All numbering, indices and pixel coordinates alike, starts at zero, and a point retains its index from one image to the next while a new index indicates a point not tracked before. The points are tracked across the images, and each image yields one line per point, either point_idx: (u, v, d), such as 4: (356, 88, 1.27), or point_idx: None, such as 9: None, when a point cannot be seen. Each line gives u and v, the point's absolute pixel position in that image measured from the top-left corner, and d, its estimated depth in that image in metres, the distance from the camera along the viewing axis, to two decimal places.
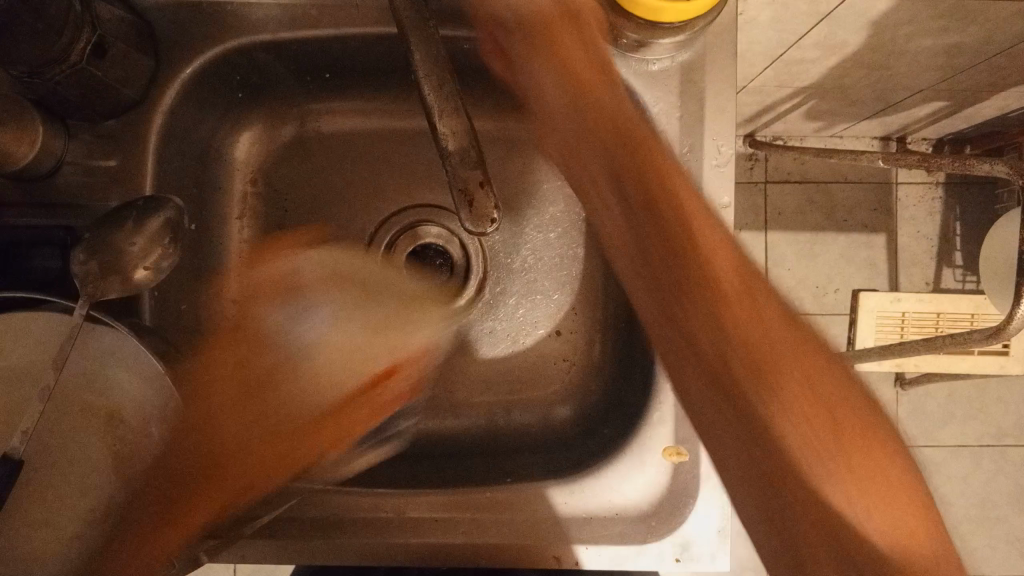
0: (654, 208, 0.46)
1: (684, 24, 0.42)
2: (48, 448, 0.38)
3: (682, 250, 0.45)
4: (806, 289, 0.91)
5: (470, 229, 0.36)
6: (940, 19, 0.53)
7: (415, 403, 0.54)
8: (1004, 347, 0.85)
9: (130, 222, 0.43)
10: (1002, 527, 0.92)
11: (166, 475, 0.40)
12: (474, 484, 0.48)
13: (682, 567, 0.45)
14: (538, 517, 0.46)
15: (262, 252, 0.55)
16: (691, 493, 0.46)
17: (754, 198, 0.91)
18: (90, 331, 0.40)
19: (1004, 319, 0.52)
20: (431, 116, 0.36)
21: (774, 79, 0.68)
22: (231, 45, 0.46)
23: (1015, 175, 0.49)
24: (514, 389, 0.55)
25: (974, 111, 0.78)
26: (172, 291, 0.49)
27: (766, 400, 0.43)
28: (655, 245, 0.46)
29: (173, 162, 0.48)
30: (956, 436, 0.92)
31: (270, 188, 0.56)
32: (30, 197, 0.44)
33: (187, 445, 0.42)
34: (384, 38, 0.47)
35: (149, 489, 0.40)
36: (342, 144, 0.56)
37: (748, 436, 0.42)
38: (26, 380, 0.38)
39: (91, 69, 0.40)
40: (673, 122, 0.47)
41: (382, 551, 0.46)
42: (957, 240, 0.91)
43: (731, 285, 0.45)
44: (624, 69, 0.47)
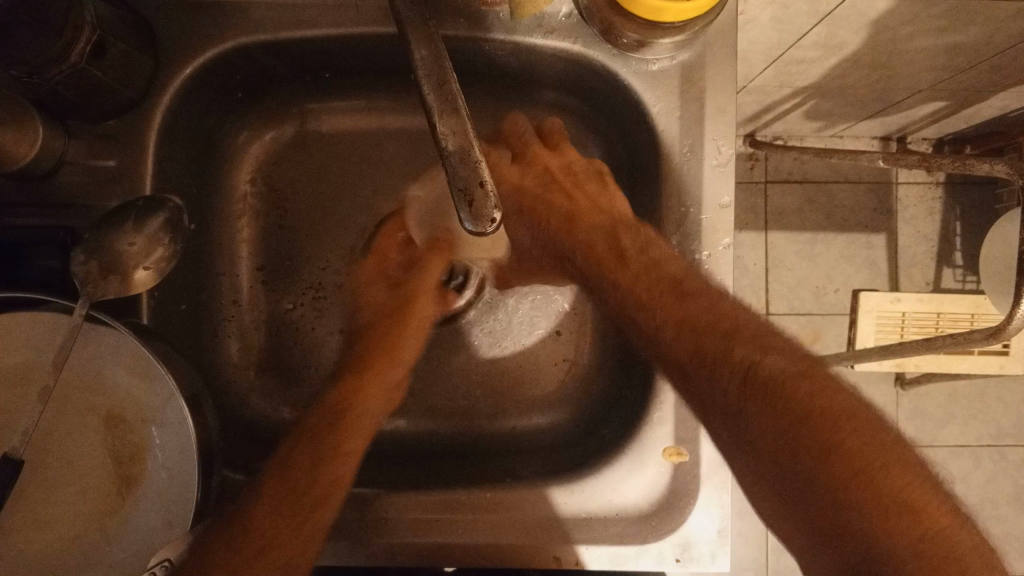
0: (694, 344, 0.41)
1: (685, 23, 0.41)
2: (49, 449, 0.39)
3: (738, 388, 0.38)
4: (806, 289, 0.91)
5: (472, 229, 0.35)
6: (940, 18, 0.53)
7: (416, 403, 0.56)
8: (1004, 347, 0.85)
9: (129, 223, 0.43)
10: (1002, 527, 0.92)
11: (296, 482, 0.42)
12: (475, 484, 0.48)
13: (682, 568, 0.45)
14: (536, 520, 0.46)
15: (262, 253, 0.56)
16: (690, 495, 0.46)
17: (754, 198, 0.91)
18: (89, 332, 0.40)
19: (1004, 319, 0.52)
20: (431, 116, 0.36)
21: (774, 79, 0.68)
22: (231, 45, 0.46)
23: (1015, 175, 0.49)
24: (513, 386, 0.56)
25: (975, 111, 0.78)
26: (172, 292, 0.49)
27: (748, 422, 0.37)
28: (699, 374, 0.40)
29: (171, 162, 0.47)
30: (956, 436, 0.92)
31: (270, 188, 0.56)
32: (32, 197, 0.44)
33: (328, 438, 0.44)
34: (384, 37, 0.47)
35: (277, 517, 0.41)
36: (340, 143, 0.56)
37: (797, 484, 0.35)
38: (23, 380, 0.39)
39: (90, 69, 0.40)
40: (673, 122, 0.46)
41: (382, 553, 0.46)
42: (957, 240, 0.91)
43: (772, 421, 0.36)
44: (624, 68, 0.47)
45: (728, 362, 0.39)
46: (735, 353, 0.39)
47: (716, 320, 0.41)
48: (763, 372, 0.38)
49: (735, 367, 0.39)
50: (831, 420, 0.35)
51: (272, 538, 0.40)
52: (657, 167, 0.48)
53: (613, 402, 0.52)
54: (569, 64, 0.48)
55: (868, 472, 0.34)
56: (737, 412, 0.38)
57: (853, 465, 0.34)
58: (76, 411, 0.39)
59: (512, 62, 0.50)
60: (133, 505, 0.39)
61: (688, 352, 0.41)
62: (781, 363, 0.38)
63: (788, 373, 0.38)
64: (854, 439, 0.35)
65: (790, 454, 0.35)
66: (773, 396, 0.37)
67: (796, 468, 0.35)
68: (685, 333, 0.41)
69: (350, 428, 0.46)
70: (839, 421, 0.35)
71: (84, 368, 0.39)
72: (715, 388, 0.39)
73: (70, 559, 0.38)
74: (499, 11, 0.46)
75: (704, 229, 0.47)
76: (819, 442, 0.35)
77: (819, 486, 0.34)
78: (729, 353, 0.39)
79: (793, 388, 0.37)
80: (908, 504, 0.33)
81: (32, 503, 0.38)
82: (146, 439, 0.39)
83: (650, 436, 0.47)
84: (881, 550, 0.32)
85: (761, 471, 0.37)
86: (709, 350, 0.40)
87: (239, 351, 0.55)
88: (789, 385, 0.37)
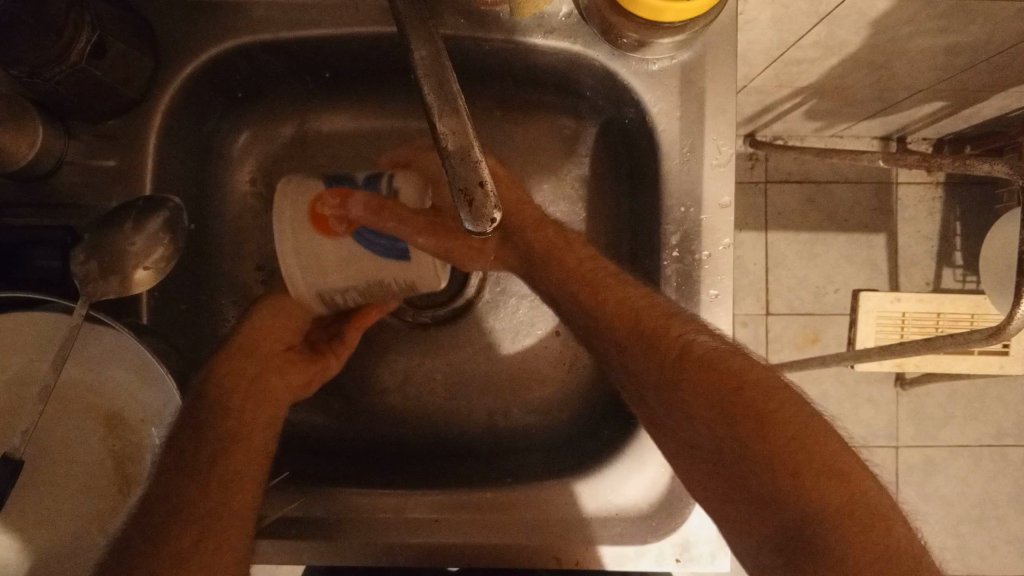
0: (633, 327, 0.43)
1: (685, 23, 0.41)
2: (49, 449, 0.39)
3: (672, 365, 0.41)
4: (806, 289, 0.91)
5: (471, 229, 0.35)
6: (940, 18, 0.53)
7: (415, 404, 0.56)
8: (1004, 347, 0.85)
9: (130, 222, 0.43)
10: (1003, 527, 0.92)
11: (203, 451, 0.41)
12: (472, 484, 0.48)
13: (682, 568, 0.45)
14: (535, 521, 0.46)
15: (261, 253, 0.56)
16: (688, 495, 0.46)
17: (754, 198, 0.91)
18: (90, 332, 0.40)
19: (1004, 319, 0.52)
20: (431, 116, 0.36)
21: (774, 79, 0.68)
22: (230, 45, 0.46)
23: (1015, 175, 0.49)
24: (513, 387, 0.56)
25: (975, 111, 0.78)
26: (173, 291, 0.49)
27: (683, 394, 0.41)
28: (636, 352, 0.43)
29: (171, 162, 0.47)
30: (957, 436, 0.92)
31: (270, 188, 0.56)
32: (33, 197, 0.44)
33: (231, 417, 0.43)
34: (384, 37, 0.47)
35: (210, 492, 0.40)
36: (340, 143, 0.56)
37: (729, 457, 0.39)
38: (24, 380, 0.38)
39: (90, 68, 0.40)
40: (673, 122, 0.46)
41: (381, 553, 0.46)
42: (957, 240, 0.91)
43: (706, 394, 0.40)
44: (624, 68, 0.47)
45: (662, 345, 0.42)
46: (668, 335, 0.42)
47: (653, 306, 0.43)
48: (695, 352, 0.41)
49: (671, 347, 0.41)
50: (758, 396, 0.39)
51: (212, 511, 0.39)
52: (657, 167, 0.48)
53: (614, 402, 0.53)
54: (569, 64, 0.48)
55: (790, 436, 0.38)
56: (673, 392, 0.41)
57: (780, 433, 0.38)
58: (76, 411, 0.39)
59: (512, 62, 0.50)
60: (134, 504, 0.39)
61: (627, 331, 0.43)
62: (713, 344, 0.42)
63: (718, 352, 0.41)
64: (779, 411, 0.39)
65: (724, 424, 0.39)
66: (705, 376, 0.40)
67: (725, 441, 0.39)
68: (625, 310, 0.43)
69: (249, 403, 0.44)
70: (767, 395, 0.39)
71: (85, 368, 0.40)
72: (650, 363, 0.42)
73: (70, 559, 0.38)
74: (498, 11, 0.46)
75: (704, 229, 0.47)
76: (749, 417, 0.39)
77: (746, 454, 0.38)
78: (665, 333, 0.42)
79: (721, 368, 0.41)
80: (833, 465, 0.37)
81: (31, 503, 0.38)
82: (147, 439, 0.39)
83: (650, 436, 0.47)
84: (809, 511, 0.36)
85: (693, 440, 0.41)
86: (645, 330, 0.42)
87: None
88: (719, 365, 0.41)
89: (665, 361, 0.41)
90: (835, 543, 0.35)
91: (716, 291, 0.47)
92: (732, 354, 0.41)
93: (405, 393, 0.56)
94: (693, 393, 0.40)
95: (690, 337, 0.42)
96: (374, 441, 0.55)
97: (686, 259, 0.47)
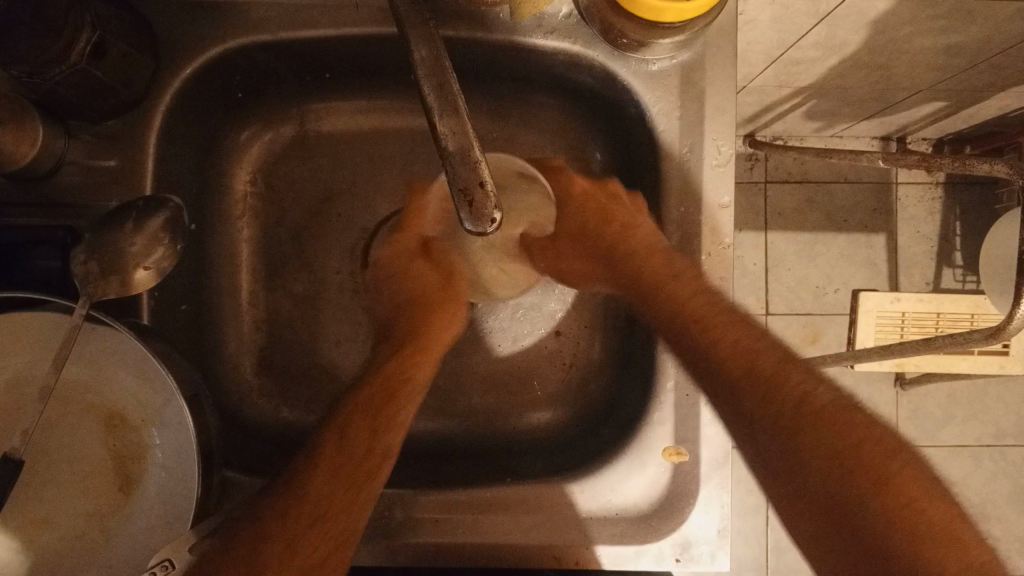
0: (745, 371, 0.40)
1: (685, 23, 0.41)
2: (49, 449, 0.39)
3: (791, 412, 0.38)
4: (806, 289, 0.91)
5: (472, 229, 0.35)
6: (940, 19, 0.53)
7: (416, 403, 0.56)
8: (1004, 347, 0.85)
9: (130, 223, 0.43)
10: (1002, 527, 0.92)
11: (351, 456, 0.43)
12: (475, 483, 0.48)
13: (682, 567, 0.45)
14: (537, 521, 0.46)
15: (261, 252, 0.56)
16: (687, 494, 0.46)
17: (754, 198, 0.91)
18: (89, 332, 0.40)
19: (1004, 319, 0.52)
20: (432, 116, 0.36)
21: (774, 79, 0.68)
22: (231, 46, 0.46)
23: (1015, 176, 0.49)
24: (512, 387, 0.56)
25: (975, 111, 0.78)
26: (173, 291, 0.49)
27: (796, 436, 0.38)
28: (749, 401, 0.39)
29: (171, 162, 0.47)
30: (956, 436, 0.92)
31: (270, 188, 0.56)
32: (32, 197, 0.44)
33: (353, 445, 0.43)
34: (386, 37, 0.47)
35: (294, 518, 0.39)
36: (341, 143, 0.56)
37: (835, 510, 0.36)
38: (23, 380, 0.39)
39: (90, 69, 0.40)
40: (673, 123, 0.46)
41: (384, 554, 0.46)
42: (957, 240, 0.91)
43: (816, 442, 0.37)
44: (624, 69, 0.47)
45: (782, 395, 0.39)
46: (788, 382, 0.39)
47: (770, 351, 0.41)
48: (815, 404, 0.38)
49: (790, 395, 0.39)
50: (869, 453, 0.36)
51: (330, 508, 0.41)
52: (657, 167, 0.48)
53: (614, 401, 0.53)
54: (570, 64, 0.48)
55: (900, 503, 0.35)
56: (780, 431, 0.38)
57: (894, 495, 0.35)
58: (77, 411, 0.39)
59: (513, 62, 0.50)
60: (134, 504, 0.39)
61: (746, 376, 0.40)
62: (830, 396, 0.39)
63: (831, 404, 0.39)
64: (890, 475, 0.36)
65: (835, 476, 0.36)
66: (818, 425, 0.38)
67: (836, 493, 0.36)
68: (724, 333, 0.42)
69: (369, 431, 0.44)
70: (879, 457, 0.36)
71: (85, 368, 0.40)
72: (748, 393, 0.40)
73: (71, 558, 0.38)
74: (499, 11, 0.46)
75: (704, 229, 0.47)
76: (861, 471, 0.36)
77: (857, 510, 0.35)
78: (781, 380, 0.39)
79: (840, 424, 0.38)
80: (949, 533, 0.34)
81: (31, 503, 0.38)
82: (147, 440, 0.39)
83: (650, 435, 0.47)
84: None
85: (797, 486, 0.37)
86: (763, 378, 0.40)
87: (237, 351, 0.55)
88: (835, 418, 0.38)
89: (783, 408, 0.38)
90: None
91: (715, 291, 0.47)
92: (846, 408, 0.38)
93: None
94: (800, 441, 0.37)
95: (800, 382, 0.40)
96: None
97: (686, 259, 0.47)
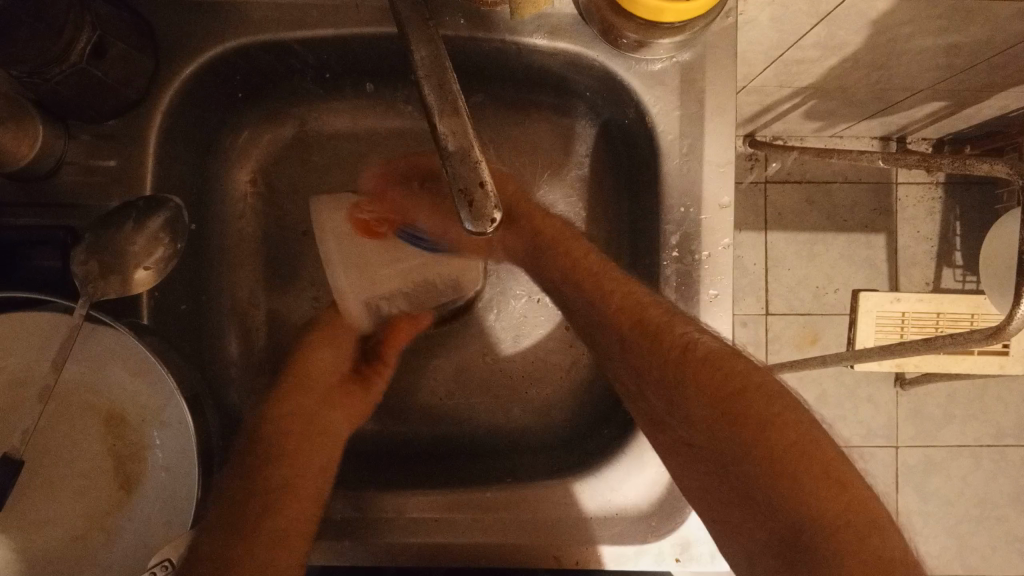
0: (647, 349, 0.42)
1: (685, 23, 0.41)
2: (47, 449, 0.39)
3: (676, 362, 0.41)
4: (806, 289, 0.91)
5: (471, 229, 0.35)
6: (940, 18, 0.53)
7: (415, 403, 0.56)
8: (1004, 347, 0.85)
9: (131, 223, 0.43)
10: (1002, 527, 0.92)
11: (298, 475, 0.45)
12: (521, 482, 0.48)
13: (682, 567, 0.45)
14: (564, 518, 0.46)
15: (261, 252, 0.56)
16: (687, 494, 0.46)
17: (754, 199, 0.91)
18: (90, 334, 0.40)
19: (1004, 319, 0.52)
20: (431, 116, 0.36)
21: (774, 79, 0.68)
22: (230, 46, 0.46)
23: (1015, 175, 0.48)
24: (510, 387, 0.56)
25: (975, 111, 0.78)
26: (173, 291, 0.49)
27: (679, 393, 0.41)
28: (650, 379, 0.42)
29: (171, 162, 0.47)
30: (956, 436, 0.92)
31: (270, 189, 0.56)
32: (32, 197, 0.44)
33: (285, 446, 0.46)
34: (384, 38, 0.47)
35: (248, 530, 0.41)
36: (340, 144, 0.56)
37: (725, 465, 0.39)
38: (25, 380, 0.39)
39: (91, 69, 0.40)
40: (673, 122, 0.46)
41: (381, 553, 0.46)
42: (957, 240, 0.91)
43: (702, 391, 0.40)
44: (624, 69, 0.47)
45: (673, 365, 0.41)
46: (683, 352, 0.41)
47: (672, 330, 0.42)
48: (698, 350, 0.41)
49: (674, 348, 0.41)
50: (755, 397, 0.39)
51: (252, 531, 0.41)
52: (657, 167, 0.48)
53: (613, 402, 0.53)
54: (570, 64, 0.48)
55: (786, 438, 0.37)
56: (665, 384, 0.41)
57: (777, 438, 0.37)
58: (76, 410, 0.39)
59: (512, 61, 0.50)
60: (134, 503, 0.39)
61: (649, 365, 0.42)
62: (715, 344, 0.41)
63: (720, 352, 0.41)
64: (778, 413, 0.38)
65: (718, 425, 0.39)
66: (707, 372, 0.40)
67: (728, 442, 0.38)
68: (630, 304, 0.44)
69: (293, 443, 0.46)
70: (764, 400, 0.39)
71: (85, 368, 0.40)
72: (637, 358, 0.43)
73: (70, 558, 0.38)
74: (498, 11, 0.46)
75: (704, 229, 0.47)
76: (749, 421, 0.38)
77: (740, 459, 0.38)
78: (670, 332, 0.42)
79: (725, 366, 0.40)
80: (833, 475, 0.36)
81: (32, 504, 0.38)
82: (146, 440, 0.39)
83: (648, 436, 0.47)
84: (801, 516, 0.35)
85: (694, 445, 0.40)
86: (668, 361, 0.41)
87: (238, 349, 0.55)
88: (722, 364, 0.40)
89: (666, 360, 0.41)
90: (831, 553, 0.34)
91: (716, 291, 0.47)
92: (729, 354, 0.41)
93: (405, 393, 0.56)
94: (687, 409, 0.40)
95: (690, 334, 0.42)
96: (373, 440, 0.55)
97: (686, 259, 0.47)
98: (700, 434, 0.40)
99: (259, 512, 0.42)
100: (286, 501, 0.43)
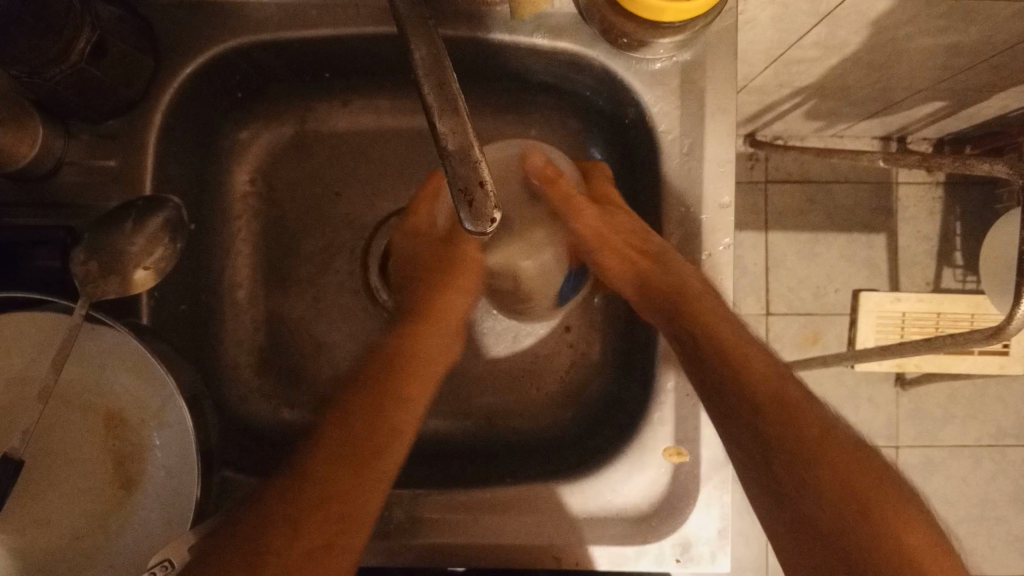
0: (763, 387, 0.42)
1: (685, 23, 0.41)
2: (47, 450, 0.39)
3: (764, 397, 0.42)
4: (806, 289, 0.91)
5: (471, 228, 0.35)
6: (940, 18, 0.53)
7: None
8: (1004, 347, 0.85)
9: (129, 223, 0.43)
10: (1002, 527, 0.92)
11: None
12: (519, 481, 0.48)
13: (682, 568, 0.45)
14: (564, 519, 0.46)
15: (261, 252, 0.56)
16: (687, 494, 0.46)
17: (754, 198, 0.91)
18: (88, 334, 0.40)
19: (1004, 319, 0.52)
20: (431, 116, 0.36)
21: (774, 79, 0.68)
22: (230, 45, 0.46)
23: (1015, 175, 0.48)
24: (509, 387, 0.56)
25: (975, 111, 0.78)
26: (173, 292, 0.49)
27: (766, 423, 0.41)
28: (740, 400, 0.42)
29: (171, 162, 0.47)
30: (957, 436, 0.92)
31: (269, 188, 0.56)
32: (32, 197, 0.44)
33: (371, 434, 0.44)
34: (386, 37, 0.47)
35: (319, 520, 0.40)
36: (341, 143, 0.56)
37: (824, 535, 0.38)
38: (23, 380, 0.38)
39: (91, 69, 0.40)
40: (674, 122, 0.46)
41: (382, 554, 0.46)
42: (957, 239, 0.91)
43: (791, 429, 0.41)
44: (624, 68, 0.47)
45: (787, 424, 0.40)
46: (801, 417, 0.41)
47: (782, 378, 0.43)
48: (786, 396, 0.42)
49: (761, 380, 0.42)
50: (837, 452, 0.40)
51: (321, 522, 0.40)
52: (657, 167, 0.48)
53: (613, 402, 0.53)
54: (570, 63, 0.48)
55: (864, 496, 0.38)
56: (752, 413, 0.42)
57: (854, 493, 0.38)
58: (76, 410, 0.39)
59: (513, 61, 0.50)
60: (134, 504, 0.39)
61: (764, 410, 0.41)
62: (801, 395, 0.42)
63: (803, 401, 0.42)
64: (856, 474, 0.39)
65: (805, 466, 0.39)
66: (791, 415, 0.41)
67: (808, 483, 0.39)
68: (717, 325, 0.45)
69: (385, 429, 0.44)
70: (847, 458, 0.39)
71: (85, 368, 0.39)
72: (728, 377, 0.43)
73: (71, 558, 0.38)
74: (499, 11, 0.46)
75: (704, 229, 0.47)
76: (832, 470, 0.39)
77: (838, 530, 0.37)
78: (749, 367, 0.43)
79: (807, 414, 0.41)
80: (907, 542, 0.37)
81: (32, 504, 0.38)
82: (146, 440, 0.39)
83: (649, 436, 0.46)
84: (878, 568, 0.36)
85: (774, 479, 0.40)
86: (774, 406, 0.41)
87: (238, 349, 0.55)
88: (808, 413, 0.41)
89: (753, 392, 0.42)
90: None
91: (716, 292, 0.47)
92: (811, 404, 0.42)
93: None
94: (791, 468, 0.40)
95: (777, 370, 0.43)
96: None
97: (686, 259, 0.47)
98: (782, 462, 0.40)
99: (348, 472, 0.42)
100: (375, 462, 0.43)
